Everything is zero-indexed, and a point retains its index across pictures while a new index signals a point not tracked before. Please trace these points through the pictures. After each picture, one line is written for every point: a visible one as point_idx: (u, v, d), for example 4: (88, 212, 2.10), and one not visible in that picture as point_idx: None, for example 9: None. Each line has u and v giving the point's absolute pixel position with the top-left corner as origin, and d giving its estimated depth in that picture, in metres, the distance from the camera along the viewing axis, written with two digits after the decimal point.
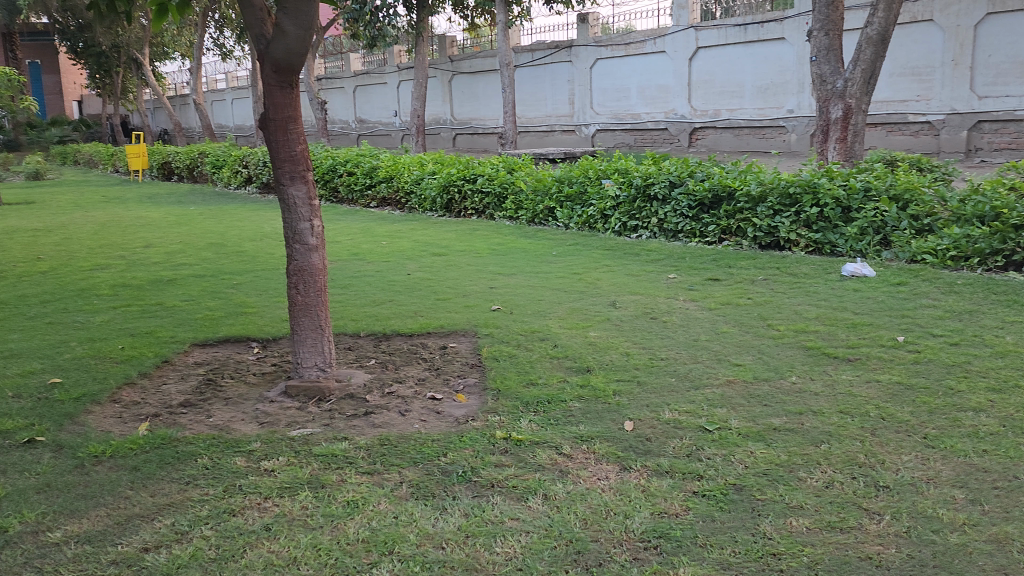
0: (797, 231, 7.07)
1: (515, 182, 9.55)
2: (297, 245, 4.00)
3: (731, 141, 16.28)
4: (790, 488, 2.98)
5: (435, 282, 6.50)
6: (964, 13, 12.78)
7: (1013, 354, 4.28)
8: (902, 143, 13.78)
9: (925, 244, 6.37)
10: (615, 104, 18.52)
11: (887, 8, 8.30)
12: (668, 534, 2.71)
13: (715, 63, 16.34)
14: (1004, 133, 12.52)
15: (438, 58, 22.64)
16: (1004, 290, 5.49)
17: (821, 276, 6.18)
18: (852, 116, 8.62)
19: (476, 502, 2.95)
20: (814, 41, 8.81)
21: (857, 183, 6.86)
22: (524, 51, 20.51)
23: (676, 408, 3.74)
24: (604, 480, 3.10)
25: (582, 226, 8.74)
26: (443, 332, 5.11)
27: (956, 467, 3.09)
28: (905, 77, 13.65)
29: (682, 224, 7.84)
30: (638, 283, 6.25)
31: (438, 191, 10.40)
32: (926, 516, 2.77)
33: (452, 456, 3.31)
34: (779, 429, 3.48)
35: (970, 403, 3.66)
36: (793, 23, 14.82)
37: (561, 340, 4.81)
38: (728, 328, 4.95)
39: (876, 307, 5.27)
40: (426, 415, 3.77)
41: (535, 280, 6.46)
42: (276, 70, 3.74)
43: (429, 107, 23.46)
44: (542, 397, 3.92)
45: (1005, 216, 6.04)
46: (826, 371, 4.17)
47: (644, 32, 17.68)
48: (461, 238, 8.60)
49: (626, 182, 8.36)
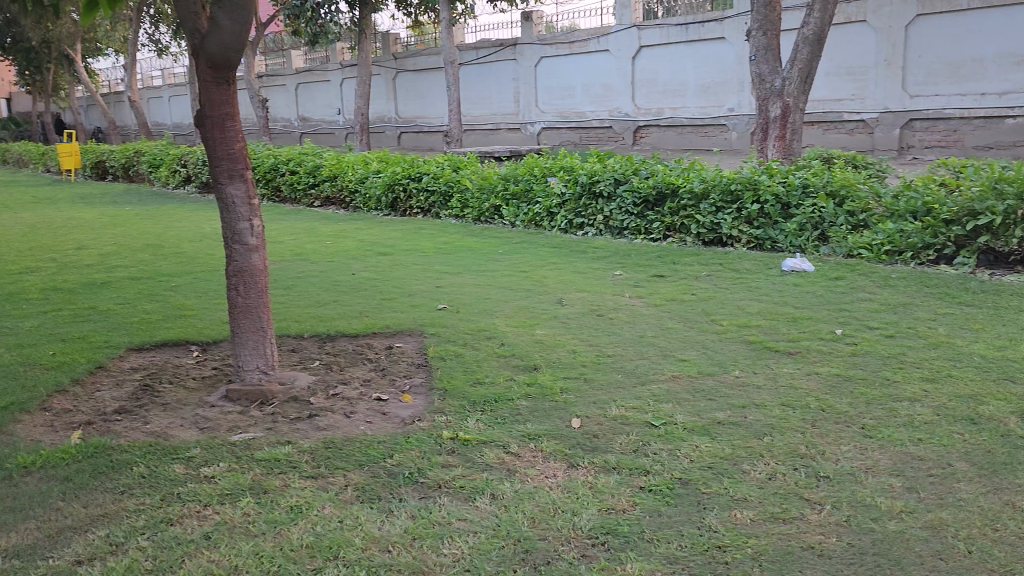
0: (739, 227, 7.19)
1: (461, 180, 9.51)
2: (236, 245, 3.90)
3: (674, 139, 16.50)
4: (734, 481, 3.02)
5: (381, 282, 6.43)
6: (895, 15, 13.14)
7: (946, 345, 4.41)
8: (838, 141, 14.15)
9: (861, 239, 6.53)
10: (560, 102, 18.59)
11: (823, 9, 8.47)
12: (616, 530, 2.71)
13: (658, 62, 16.53)
14: (935, 131, 12.92)
15: (382, 56, 22.43)
16: (937, 283, 5.66)
17: (762, 271, 6.30)
18: (789, 115, 8.80)
19: (423, 504, 2.92)
20: (752, 41, 8.94)
21: (796, 180, 7.00)
22: (469, 50, 20.42)
23: (623, 404, 3.76)
24: (552, 478, 3.09)
25: (528, 224, 8.73)
26: (388, 332, 5.05)
27: (893, 456, 3.17)
28: (841, 77, 14.00)
29: (627, 220, 7.90)
30: (584, 280, 6.28)
31: (383, 190, 10.28)
32: (865, 505, 2.83)
33: (398, 458, 3.27)
34: (724, 423, 3.53)
35: (906, 393, 3.76)
36: (732, 23, 15.08)
37: (508, 339, 4.80)
38: (673, 324, 5.00)
39: (816, 301, 5.38)
40: (372, 416, 3.72)
41: (482, 278, 6.43)
42: (211, 67, 3.66)
43: (373, 105, 23.22)
44: (489, 396, 3.90)
45: (936, 211, 6.26)
46: (768, 364, 4.25)
47: (588, 30, 17.78)
48: (407, 237, 8.53)
49: (572, 180, 8.39)
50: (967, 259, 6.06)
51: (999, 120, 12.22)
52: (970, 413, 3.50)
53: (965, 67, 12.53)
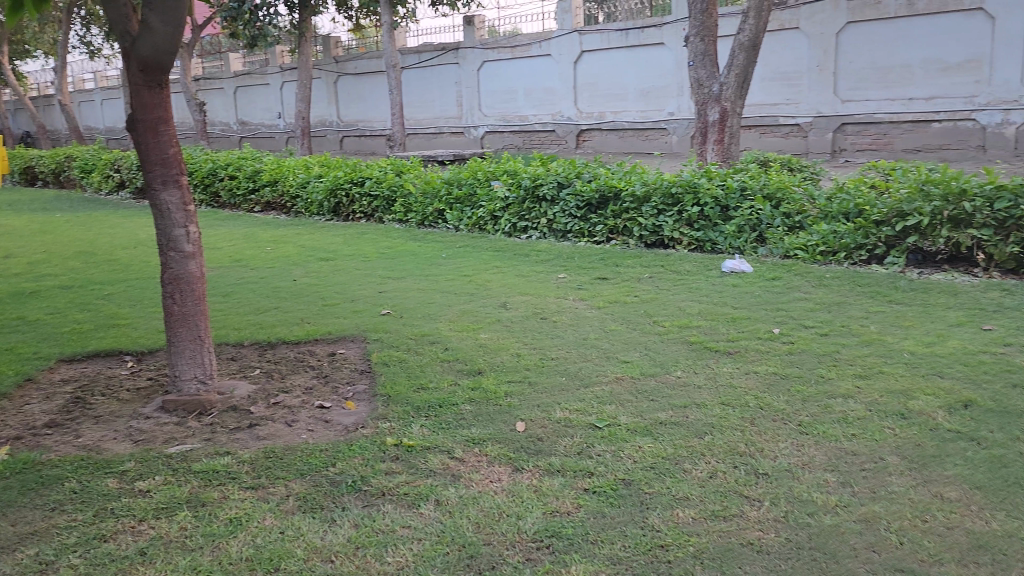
0: (680, 229, 7.29)
1: (404, 185, 9.47)
2: (172, 252, 3.81)
3: (616, 142, 16.68)
4: (676, 480, 3.06)
5: (323, 288, 6.35)
6: (827, 22, 13.51)
7: (878, 342, 4.55)
8: (774, 144, 14.51)
9: (797, 240, 6.68)
10: (503, 106, 18.63)
11: (756, 16, 8.75)
12: (560, 532, 2.73)
13: (599, 66, 16.71)
14: (866, 134, 13.32)
15: (323, 59, 22.17)
16: (869, 282, 5.83)
17: (702, 273, 6.40)
18: (727, 119, 8.95)
19: (366, 512, 2.89)
20: (690, 47, 9.13)
21: (734, 182, 7.14)
22: (411, 53, 20.29)
23: (566, 407, 3.78)
24: (496, 482, 3.09)
25: (472, 228, 8.72)
26: (331, 339, 4.99)
27: (828, 451, 3.25)
28: (776, 82, 14.36)
29: (570, 224, 7.94)
30: (527, 284, 6.29)
31: (325, 195, 10.16)
32: (802, 500, 2.90)
33: (340, 466, 3.23)
34: (666, 423, 3.58)
35: (840, 390, 3.87)
36: (671, 28, 15.33)
37: (452, 343, 4.79)
38: (616, 326, 5.05)
39: (754, 302, 5.50)
40: (313, 424, 3.67)
41: (425, 283, 6.40)
42: (142, 70, 3.58)
43: (314, 109, 22.93)
44: (433, 401, 3.89)
45: (868, 213, 6.46)
46: (708, 363, 4.32)
47: (530, 35, 17.87)
48: (349, 242, 8.44)
49: (515, 184, 8.41)
50: (896, 259, 6.26)
51: (926, 124, 12.65)
52: (900, 408, 3.61)
53: (893, 73, 12.94)
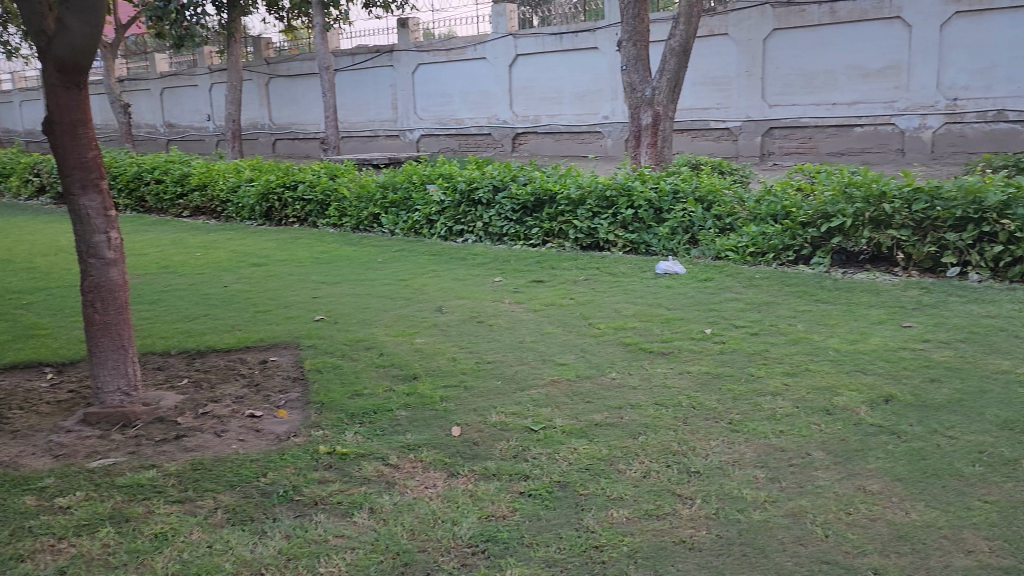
0: (615, 231, 7.37)
1: (338, 188, 9.35)
2: (92, 259, 3.68)
3: (552, 146, 16.80)
4: (610, 480, 3.09)
5: (255, 294, 6.22)
6: (754, 28, 13.83)
7: (805, 340, 4.67)
8: (705, 148, 14.77)
9: (727, 242, 6.82)
10: (439, 109, 18.56)
11: (687, 22, 8.99)
12: (495, 537, 2.73)
13: (534, 70, 16.80)
14: (792, 138, 13.70)
15: (253, 61, 21.73)
16: (796, 282, 5.98)
17: (637, 275, 6.48)
18: (660, 123, 9.11)
19: (298, 522, 2.83)
20: (623, 51, 9.22)
21: (667, 185, 7.26)
22: (344, 55, 20.03)
23: (502, 410, 3.78)
24: (431, 488, 3.07)
25: (408, 232, 8.66)
26: (262, 346, 4.89)
27: (758, 448, 3.33)
28: (706, 86, 14.61)
29: (506, 227, 7.95)
30: (464, 287, 6.28)
31: (257, 199, 9.96)
32: (732, 497, 2.95)
33: (272, 475, 3.17)
34: (601, 424, 3.60)
35: (770, 387, 3.96)
36: (605, 33, 15.54)
37: (387, 348, 4.74)
38: (552, 329, 5.08)
39: (687, 302, 5.59)
40: (244, 434, 3.59)
41: (360, 288, 6.33)
42: (60, 70, 3.47)
43: (245, 112, 22.46)
44: (368, 408, 3.84)
45: (794, 215, 6.64)
46: (643, 364, 4.38)
47: (464, 38, 17.85)
48: (282, 247, 8.30)
49: (450, 187, 8.38)
50: (822, 259, 6.45)
51: (849, 128, 13.09)
52: (826, 404, 3.72)
53: (818, 79, 13.35)
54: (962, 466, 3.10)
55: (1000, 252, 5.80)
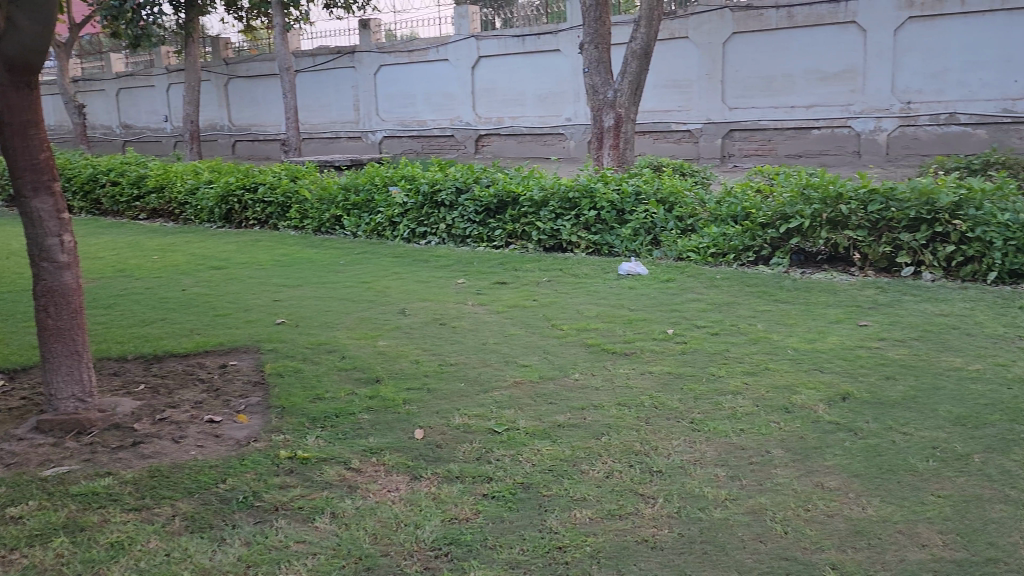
0: (578, 232, 7.39)
1: (299, 190, 9.27)
2: (45, 263, 3.60)
3: (515, 148, 16.84)
4: (573, 481, 3.10)
5: (214, 298, 6.14)
6: (714, 32, 13.98)
7: (765, 339, 4.74)
8: (667, 149, 14.89)
9: (689, 243, 6.89)
10: (401, 111, 18.48)
11: (647, 25, 9.02)
12: (458, 539, 2.72)
13: (497, 72, 16.81)
14: (752, 140, 13.89)
15: (212, 61, 21.41)
16: (756, 283, 6.07)
17: (600, 276, 6.52)
18: (622, 125, 9.18)
19: (258, 529, 2.80)
20: (585, 54, 9.25)
21: (629, 187, 7.33)
22: (305, 56, 19.84)
23: (465, 412, 3.77)
24: (394, 491, 3.05)
25: (370, 234, 8.60)
26: (222, 350, 4.82)
27: (718, 447, 3.36)
28: (668, 89, 14.74)
29: (469, 229, 7.94)
30: (427, 289, 6.25)
31: (216, 201, 9.82)
32: (694, 495, 2.98)
33: (231, 481, 3.12)
34: (564, 425, 3.61)
35: (730, 387, 4.01)
36: (567, 35, 15.62)
37: (350, 352, 4.70)
38: (515, 330, 5.08)
39: (649, 303, 5.63)
40: (203, 440, 3.53)
41: (322, 291, 6.27)
42: (8, 69, 3.38)
43: (203, 112, 22.13)
44: (330, 411, 3.80)
45: (754, 216, 6.72)
46: (605, 365, 4.39)
47: (427, 39, 17.77)
48: (242, 249, 8.19)
49: (413, 189, 8.35)
50: (781, 259, 6.54)
51: (807, 131, 13.31)
52: (784, 403, 3.77)
53: (777, 82, 13.54)
54: (916, 461, 3.16)
55: (953, 251, 5.94)
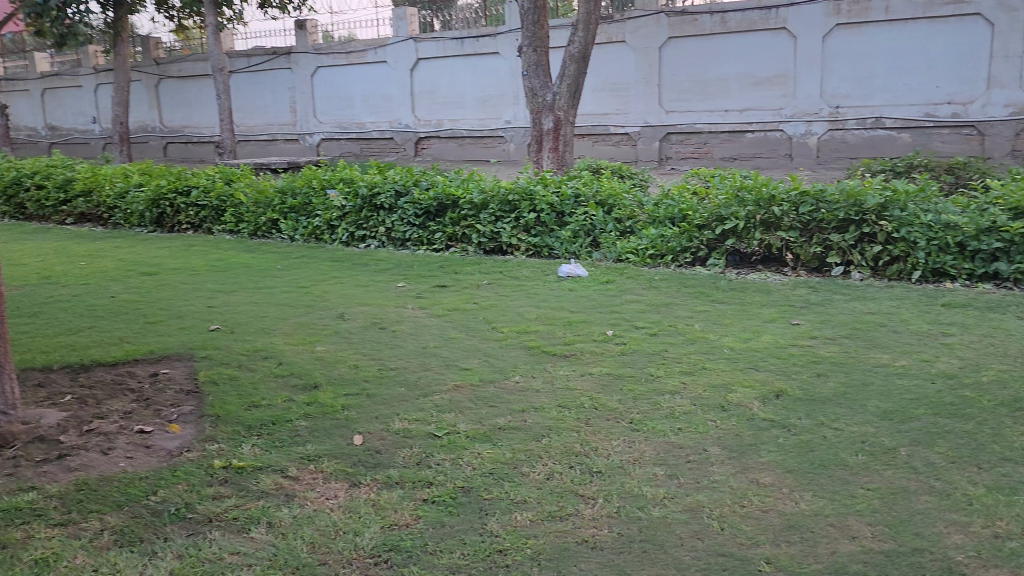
0: (518, 235, 7.41)
1: (234, 193, 9.07)
2: None
3: (455, 150, 16.83)
4: (514, 484, 3.10)
5: (145, 304, 5.97)
6: (650, 36, 14.16)
7: (701, 339, 4.82)
8: (606, 152, 15.04)
9: (628, 245, 6.96)
10: (339, 113, 18.26)
11: (584, 29, 9.07)
12: (398, 545, 2.69)
13: (436, 74, 16.76)
14: (688, 144, 14.13)
15: (142, 61, 20.84)
16: (694, 283, 6.17)
17: (540, 278, 6.55)
18: (561, 127, 9.25)
19: (191, 541, 2.73)
20: (524, 57, 9.27)
21: (568, 190, 7.38)
22: (239, 57, 19.46)
23: (405, 417, 3.74)
24: (332, 499, 3.01)
25: (308, 237, 8.46)
26: (153, 358, 4.68)
27: (657, 446, 3.40)
28: (606, 92, 14.88)
29: (409, 232, 7.89)
30: (366, 293, 6.19)
31: (147, 205, 9.54)
32: (633, 495, 3.01)
33: (163, 493, 3.03)
34: (505, 428, 3.61)
35: (669, 386, 4.06)
36: (505, 39, 15.66)
37: (287, 357, 4.62)
38: (456, 334, 5.06)
39: (589, 305, 5.68)
40: (133, 451, 3.42)
41: (258, 296, 6.15)
42: None
43: (133, 113, 21.52)
44: (266, 419, 3.73)
45: (691, 217, 6.83)
46: (545, 368, 4.41)
47: (364, 41, 17.58)
48: (175, 254, 7.98)
49: (351, 192, 8.26)
50: (717, 260, 6.66)
51: (741, 134, 13.61)
52: (721, 402, 3.84)
53: (711, 86, 13.80)
54: (846, 456, 3.25)
55: (880, 251, 6.13)
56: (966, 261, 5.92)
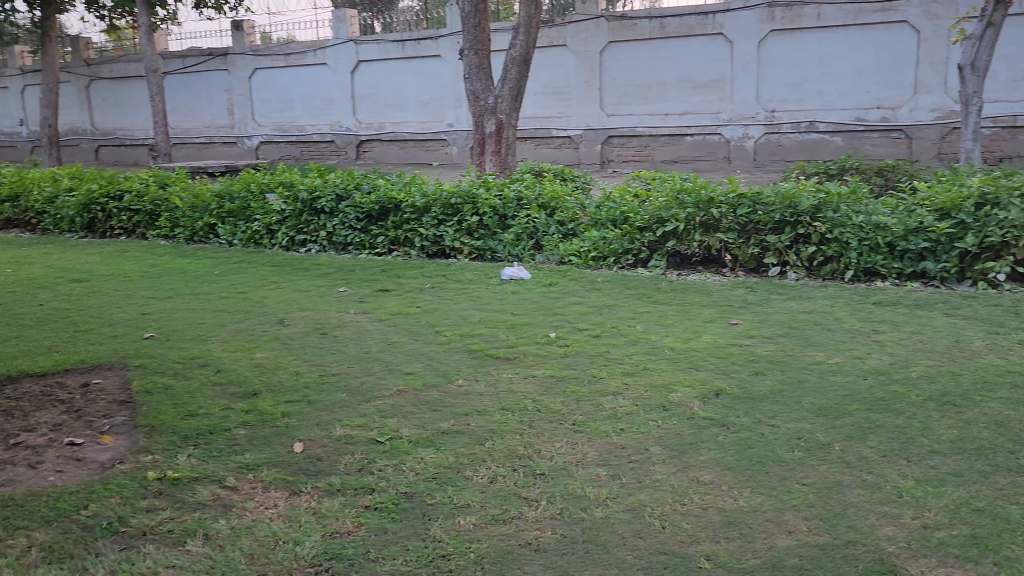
0: (461, 238, 7.39)
1: (169, 198, 8.87)
2: None
3: (396, 153, 16.70)
4: (457, 488, 3.08)
5: (75, 312, 5.78)
6: (590, 40, 14.29)
7: (643, 340, 4.87)
8: (548, 155, 15.11)
9: (570, 247, 7.00)
10: (278, 115, 17.97)
11: (526, 32, 9.11)
12: (340, 554, 2.65)
13: (377, 77, 16.64)
14: (629, 147, 14.28)
15: (71, 61, 20.20)
16: (636, 285, 6.24)
17: (483, 281, 6.54)
18: (504, 130, 9.26)
19: (125, 556, 2.65)
20: (465, 60, 9.25)
21: (510, 193, 7.39)
22: (174, 58, 19.05)
23: (347, 423, 3.69)
24: (272, 508, 2.95)
25: (247, 242, 8.30)
26: (84, 367, 4.54)
27: (600, 447, 3.43)
28: (547, 95, 14.95)
29: (351, 236, 7.80)
30: (307, 299, 6.10)
31: (77, 210, 9.24)
32: (576, 496, 3.02)
33: (94, 507, 2.94)
34: (448, 432, 3.59)
35: (611, 388, 4.10)
36: (447, 41, 15.65)
37: (225, 365, 4.53)
38: (398, 338, 5.02)
39: (532, 307, 5.70)
40: (63, 464, 3.31)
41: (194, 302, 6.01)
42: None
43: (62, 115, 20.84)
44: (202, 428, 3.64)
45: (632, 220, 6.91)
46: (488, 370, 4.40)
47: (303, 42, 17.34)
48: (107, 260, 7.74)
49: (291, 196, 8.14)
50: (658, 262, 6.75)
51: (681, 137, 13.84)
52: (662, 402, 3.89)
53: (651, 90, 13.99)
54: (784, 452, 3.33)
55: (814, 251, 6.29)
56: (895, 261, 6.12)
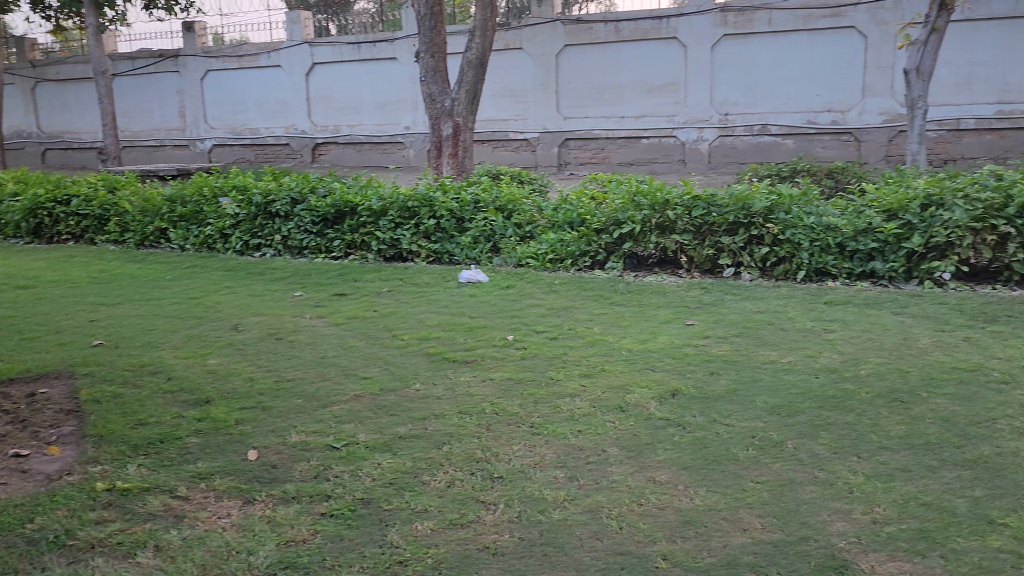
0: (418, 241, 7.36)
1: (119, 202, 8.68)
2: None
3: (353, 156, 16.56)
4: (415, 493, 3.06)
5: (20, 320, 5.61)
6: (547, 43, 14.34)
7: (601, 342, 4.90)
8: (506, 158, 15.11)
9: (528, 249, 7.02)
10: (231, 118, 17.70)
11: (481, 35, 9.11)
12: (296, 563, 2.62)
13: (332, 79, 16.50)
14: (586, 149, 14.36)
15: (16, 62, 19.67)
16: (593, 287, 6.27)
17: (440, 284, 6.52)
18: (460, 133, 9.23)
19: (71, 570, 2.58)
20: (421, 63, 9.22)
21: (467, 195, 7.37)
22: (123, 59, 18.69)
23: (303, 429, 3.65)
24: (225, 518, 2.90)
25: (199, 247, 8.16)
26: (29, 377, 4.41)
27: (557, 449, 3.43)
28: (504, 98, 14.97)
29: (306, 240, 7.71)
30: (262, 303, 6.02)
31: (22, 214, 8.99)
32: (534, 499, 3.03)
33: (40, 521, 2.85)
34: (405, 437, 3.57)
35: (568, 390, 4.11)
36: (403, 44, 15.59)
37: (176, 372, 4.44)
38: (355, 342, 4.98)
39: (490, 310, 5.69)
40: (6, 477, 3.21)
41: (145, 308, 5.89)
42: None
43: (6, 118, 20.28)
44: (153, 437, 3.57)
45: (589, 222, 6.95)
46: (446, 374, 4.39)
47: (257, 44, 17.14)
48: (53, 266, 7.54)
49: (245, 200, 8.02)
50: (616, 264, 6.79)
51: (637, 140, 13.97)
52: (619, 403, 3.91)
53: (607, 93, 14.09)
54: (738, 450, 3.37)
55: (767, 252, 6.39)
56: (845, 261, 6.24)
